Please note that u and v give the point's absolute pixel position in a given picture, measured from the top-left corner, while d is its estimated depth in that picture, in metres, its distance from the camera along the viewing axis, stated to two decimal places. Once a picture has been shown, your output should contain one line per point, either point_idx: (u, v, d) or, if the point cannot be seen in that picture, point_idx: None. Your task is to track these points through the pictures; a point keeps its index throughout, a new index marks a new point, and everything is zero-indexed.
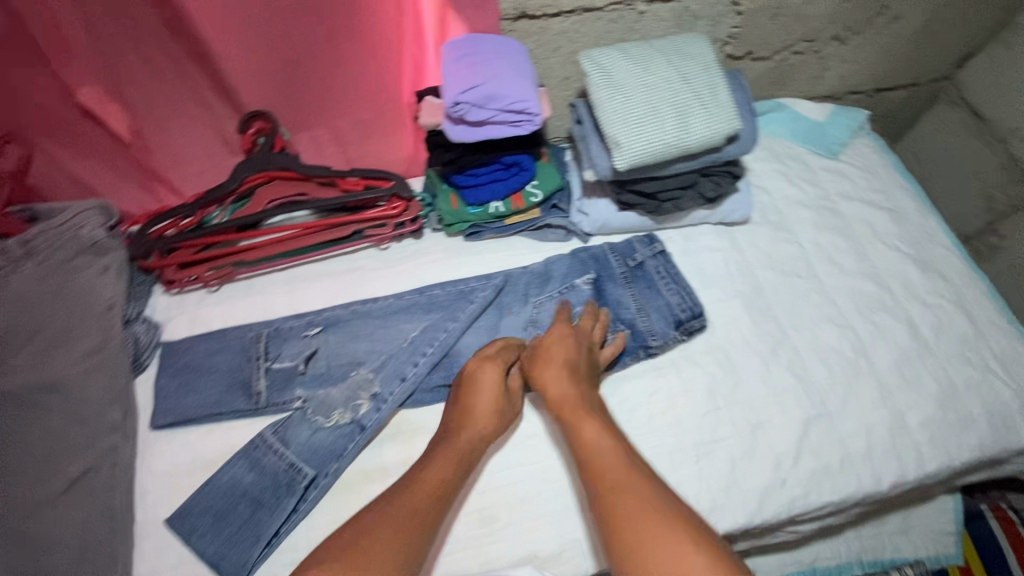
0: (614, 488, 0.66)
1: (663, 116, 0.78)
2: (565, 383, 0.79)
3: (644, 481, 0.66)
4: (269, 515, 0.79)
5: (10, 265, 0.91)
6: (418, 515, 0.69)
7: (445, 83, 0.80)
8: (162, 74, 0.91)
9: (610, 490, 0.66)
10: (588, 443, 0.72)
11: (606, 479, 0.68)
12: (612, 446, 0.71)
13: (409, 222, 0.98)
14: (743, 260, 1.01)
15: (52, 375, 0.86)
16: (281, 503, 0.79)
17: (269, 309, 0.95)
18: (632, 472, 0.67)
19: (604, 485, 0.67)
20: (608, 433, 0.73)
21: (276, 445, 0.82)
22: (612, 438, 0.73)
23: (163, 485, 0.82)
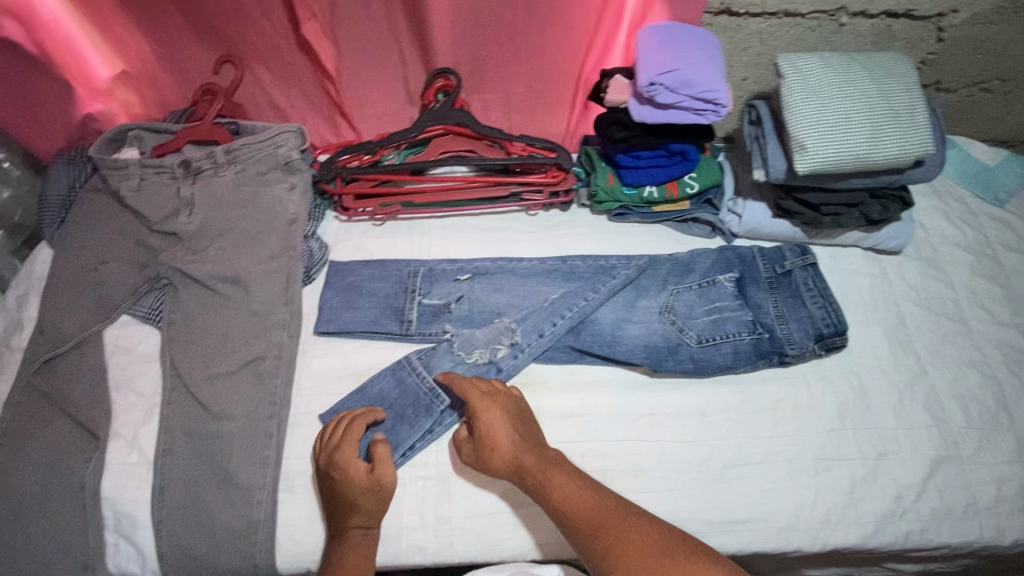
0: (615, 540, 0.70)
1: (855, 128, 0.79)
2: (512, 442, 0.80)
3: (640, 529, 0.71)
4: (407, 430, 0.87)
5: (214, 168, 1.00)
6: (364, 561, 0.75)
7: (643, 62, 0.83)
8: (373, 20, 0.99)
9: (609, 537, 0.71)
10: (569, 497, 0.76)
11: (602, 526, 0.72)
12: (591, 497, 0.76)
13: (563, 194, 1.04)
14: (889, 289, 0.99)
15: (237, 269, 0.95)
16: (418, 421, 0.87)
17: (423, 250, 1.04)
18: (624, 517, 0.73)
19: (599, 536, 0.71)
20: (576, 483, 0.77)
21: (419, 368, 0.91)
22: (586, 487, 0.77)
23: (317, 384, 0.91)
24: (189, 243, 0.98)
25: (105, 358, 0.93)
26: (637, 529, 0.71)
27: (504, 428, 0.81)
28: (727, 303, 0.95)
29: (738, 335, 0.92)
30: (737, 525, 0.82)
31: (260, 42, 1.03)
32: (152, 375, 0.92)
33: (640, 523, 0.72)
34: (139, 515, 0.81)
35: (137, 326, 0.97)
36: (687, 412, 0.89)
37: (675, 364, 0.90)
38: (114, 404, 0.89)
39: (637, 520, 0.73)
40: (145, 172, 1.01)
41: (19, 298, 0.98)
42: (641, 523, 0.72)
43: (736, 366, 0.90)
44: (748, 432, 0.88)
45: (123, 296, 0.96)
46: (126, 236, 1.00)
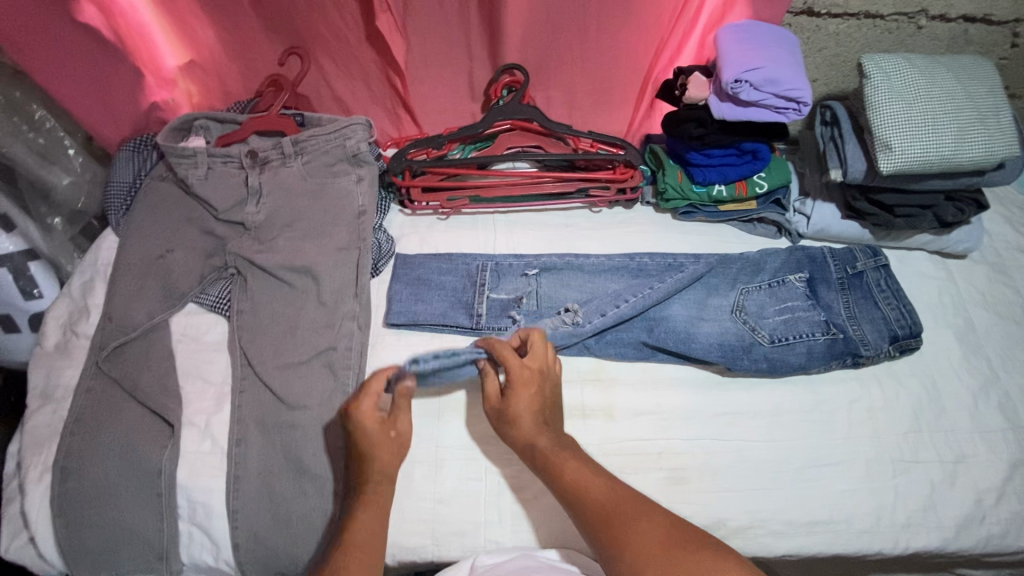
0: (625, 532, 0.68)
1: (942, 129, 0.80)
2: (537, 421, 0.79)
3: (651, 521, 0.68)
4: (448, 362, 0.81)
5: (281, 159, 1.00)
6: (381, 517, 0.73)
7: (727, 60, 0.83)
8: (444, 15, 0.99)
9: (621, 526, 0.68)
10: (582, 483, 0.74)
11: (611, 516, 0.70)
12: (602, 485, 0.74)
13: (629, 191, 1.04)
14: (957, 293, 0.99)
15: (306, 260, 0.95)
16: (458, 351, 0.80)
17: (488, 245, 1.04)
18: (635, 509, 0.70)
19: (609, 526, 0.69)
20: (589, 471, 0.76)
21: None
22: (598, 475, 0.75)
23: None
24: (256, 233, 0.98)
25: (172, 346, 0.92)
26: (649, 522, 0.68)
27: (530, 408, 0.79)
28: (799, 304, 0.94)
29: (812, 336, 0.91)
30: (816, 526, 0.81)
31: (330, 35, 1.03)
32: (220, 364, 0.91)
33: (651, 515, 0.69)
34: (214, 505, 0.80)
35: (204, 315, 0.97)
36: (760, 412, 0.89)
37: (750, 362, 0.90)
38: (184, 392, 0.88)
39: (648, 511, 0.70)
40: (212, 161, 1.00)
41: (85, 285, 0.98)
42: (652, 517, 0.69)
43: (810, 366, 0.89)
44: (824, 433, 0.87)
45: (190, 284, 0.96)
46: (192, 224, 0.99)
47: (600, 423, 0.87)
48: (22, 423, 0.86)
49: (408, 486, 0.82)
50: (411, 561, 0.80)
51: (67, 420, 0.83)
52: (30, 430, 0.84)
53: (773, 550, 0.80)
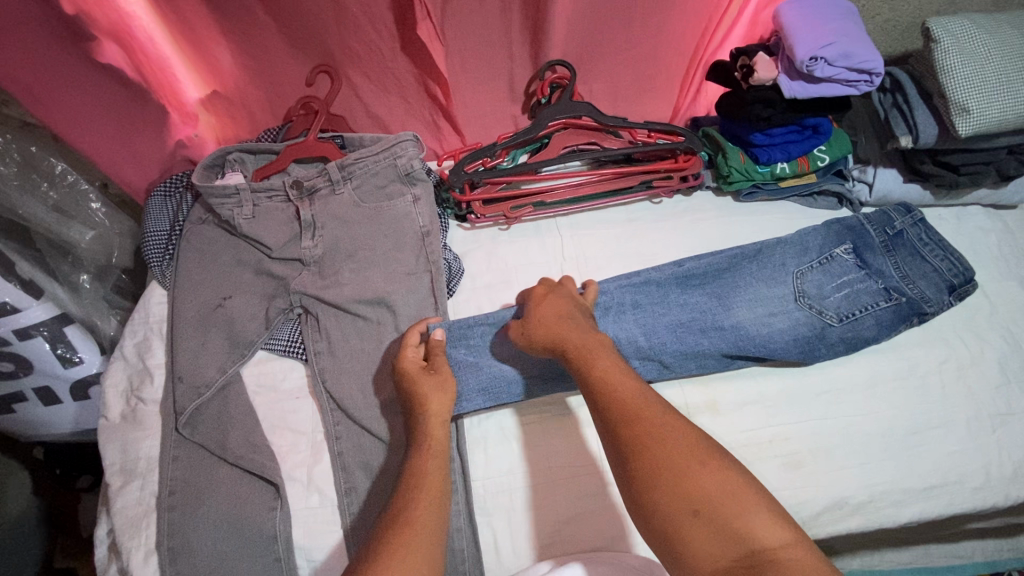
0: (646, 438, 0.57)
1: (1015, 87, 0.80)
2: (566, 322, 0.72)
3: (678, 434, 0.58)
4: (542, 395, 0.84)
5: (330, 186, 0.94)
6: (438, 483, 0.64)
7: (797, 38, 0.82)
8: (486, 15, 0.94)
9: (633, 417, 0.59)
10: (607, 379, 0.64)
11: (625, 414, 0.60)
12: (629, 387, 0.63)
13: (691, 178, 1.02)
14: (1018, 243, 1.01)
15: (378, 290, 0.90)
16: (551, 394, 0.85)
17: (557, 248, 1.01)
18: (656, 419, 0.59)
19: (624, 416, 0.60)
20: (623, 373, 0.65)
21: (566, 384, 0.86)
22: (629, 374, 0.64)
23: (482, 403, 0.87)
24: (317, 268, 0.93)
25: (250, 400, 0.87)
26: (670, 431, 0.58)
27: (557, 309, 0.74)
28: (854, 276, 0.93)
29: (875, 305, 0.91)
30: (936, 489, 0.83)
31: (362, 48, 0.97)
32: (307, 412, 0.87)
33: (670, 419, 0.59)
34: (335, 561, 0.76)
35: (275, 360, 0.91)
36: (859, 386, 0.89)
37: (827, 350, 0.88)
38: (274, 447, 0.84)
39: (672, 419, 0.59)
40: (256, 197, 0.94)
41: (140, 346, 0.91)
42: (667, 421, 0.59)
43: (882, 337, 0.89)
44: (923, 397, 0.88)
45: (256, 331, 0.90)
46: (246, 266, 0.94)
47: (707, 418, 0.86)
48: (106, 503, 0.81)
49: (531, 511, 0.81)
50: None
51: (160, 495, 0.78)
52: (119, 511, 0.78)
53: (896, 519, 0.82)
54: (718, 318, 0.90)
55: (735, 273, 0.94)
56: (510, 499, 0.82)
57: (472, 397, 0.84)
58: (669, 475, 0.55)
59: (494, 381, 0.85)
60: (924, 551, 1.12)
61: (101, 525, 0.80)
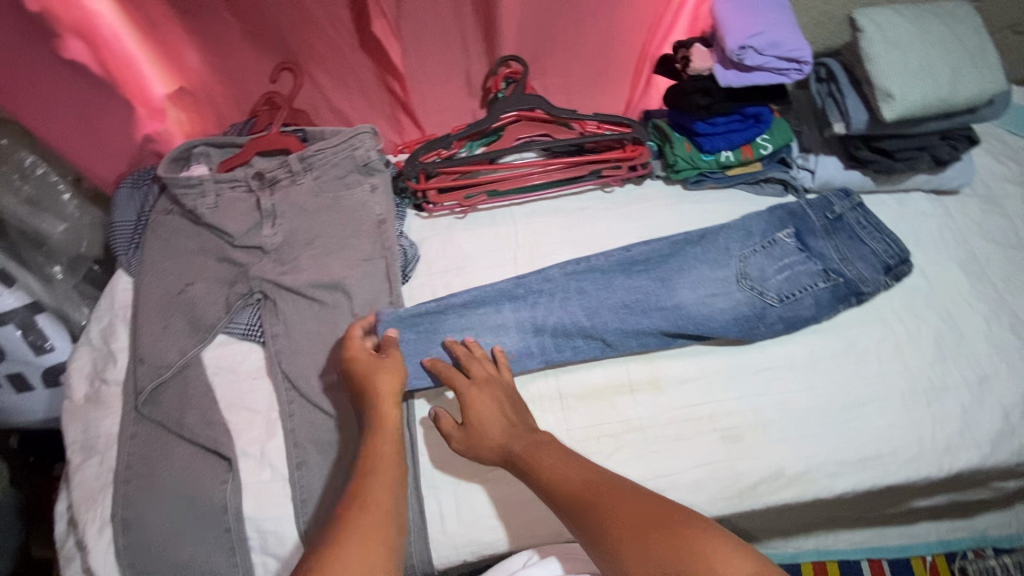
0: (600, 517, 0.63)
1: (936, 73, 0.84)
2: (501, 431, 0.79)
3: (660, 534, 0.59)
4: None
5: (290, 177, 0.98)
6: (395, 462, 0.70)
7: (728, 29, 0.86)
8: (440, 13, 0.98)
9: (588, 504, 0.66)
10: (560, 476, 0.70)
11: (620, 543, 0.60)
12: (583, 473, 0.70)
13: (640, 167, 1.06)
14: (957, 227, 1.05)
15: (333, 275, 0.94)
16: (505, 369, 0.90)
17: (511, 236, 1.04)
18: (610, 495, 0.66)
19: (583, 504, 0.66)
20: (567, 462, 0.73)
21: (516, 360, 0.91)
22: (576, 467, 0.71)
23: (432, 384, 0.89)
24: (276, 255, 0.97)
25: (209, 381, 0.91)
26: (621, 504, 0.64)
27: (486, 415, 0.81)
28: (795, 258, 0.96)
29: (814, 286, 0.94)
30: (869, 462, 0.85)
31: (322, 46, 1.01)
32: (263, 391, 0.90)
33: (651, 536, 0.59)
34: (285, 531, 0.80)
35: (235, 344, 0.95)
36: (798, 363, 0.92)
37: (766, 329, 0.91)
38: (231, 424, 0.87)
39: (623, 494, 0.66)
40: (219, 186, 0.97)
41: (105, 331, 0.95)
42: (627, 494, 0.65)
43: (820, 317, 0.92)
44: (859, 373, 0.91)
45: (217, 315, 0.94)
46: (208, 254, 0.97)
47: (648, 395, 0.90)
48: (67, 478, 0.85)
49: (475, 483, 0.84)
50: (497, 553, 0.83)
51: (117, 469, 0.81)
52: (78, 485, 0.82)
53: (830, 490, 0.85)
54: (660, 299, 0.94)
55: (679, 258, 0.97)
56: (458, 471, 0.85)
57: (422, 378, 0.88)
58: (631, 544, 0.59)
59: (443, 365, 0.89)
60: (880, 532, 1.14)
61: (61, 500, 0.83)
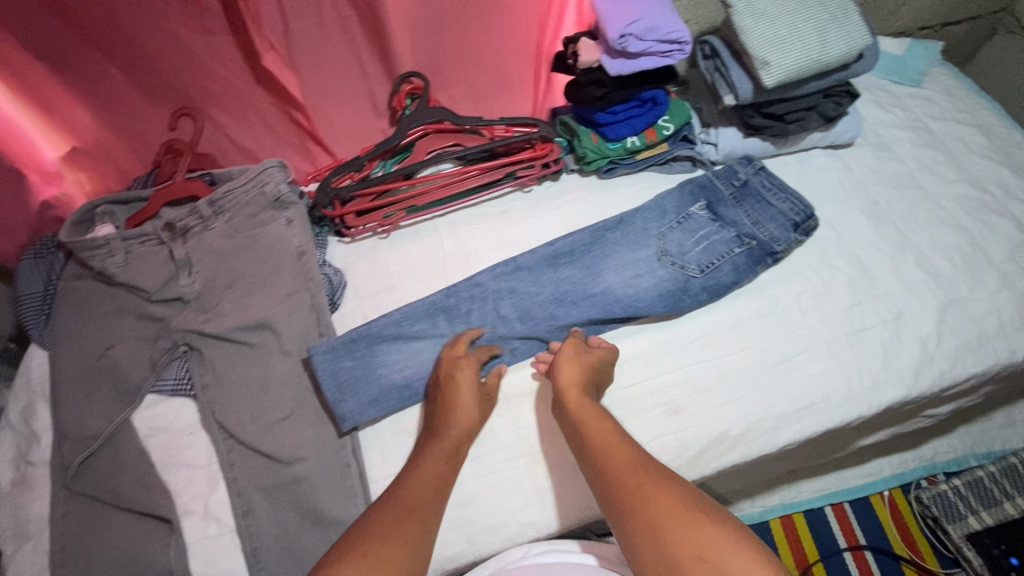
0: (644, 502, 0.68)
1: (806, 36, 0.89)
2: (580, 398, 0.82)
3: (700, 527, 0.64)
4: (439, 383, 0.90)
5: (202, 223, 0.97)
6: (433, 485, 0.76)
7: (608, 20, 0.89)
8: (330, 39, 0.98)
9: (634, 487, 0.70)
10: (612, 455, 0.75)
11: (659, 529, 0.65)
12: (633, 456, 0.74)
13: (553, 164, 1.08)
14: (856, 176, 1.11)
15: (259, 314, 0.92)
16: None
17: (437, 248, 1.03)
18: (645, 484, 0.70)
19: (621, 487, 0.71)
20: (620, 443, 0.76)
21: None
22: (630, 449, 0.75)
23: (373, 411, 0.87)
24: (198, 304, 0.94)
25: (143, 444, 0.87)
26: (664, 495, 0.68)
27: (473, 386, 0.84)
28: (709, 229, 1.00)
29: (730, 252, 0.97)
30: (805, 411, 0.89)
31: (216, 86, 1.00)
32: (200, 446, 0.87)
33: (691, 530, 0.64)
34: None
35: (165, 402, 0.91)
36: (728, 328, 0.95)
37: (691, 300, 0.94)
38: (170, 485, 0.84)
39: (664, 484, 0.70)
40: (128, 244, 0.94)
41: (25, 411, 0.91)
42: (666, 486, 0.70)
43: (741, 280, 0.96)
44: (784, 328, 0.95)
45: (142, 375, 0.90)
46: (125, 313, 0.94)
47: None
48: None
49: None
50: (460, 565, 0.82)
51: (53, 550, 0.79)
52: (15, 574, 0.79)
53: (772, 445, 0.88)
54: (587, 286, 0.96)
55: (602, 244, 1.00)
56: None
57: (364, 409, 0.86)
58: (668, 532, 0.64)
59: (385, 393, 0.88)
60: (837, 476, 1.19)
61: None
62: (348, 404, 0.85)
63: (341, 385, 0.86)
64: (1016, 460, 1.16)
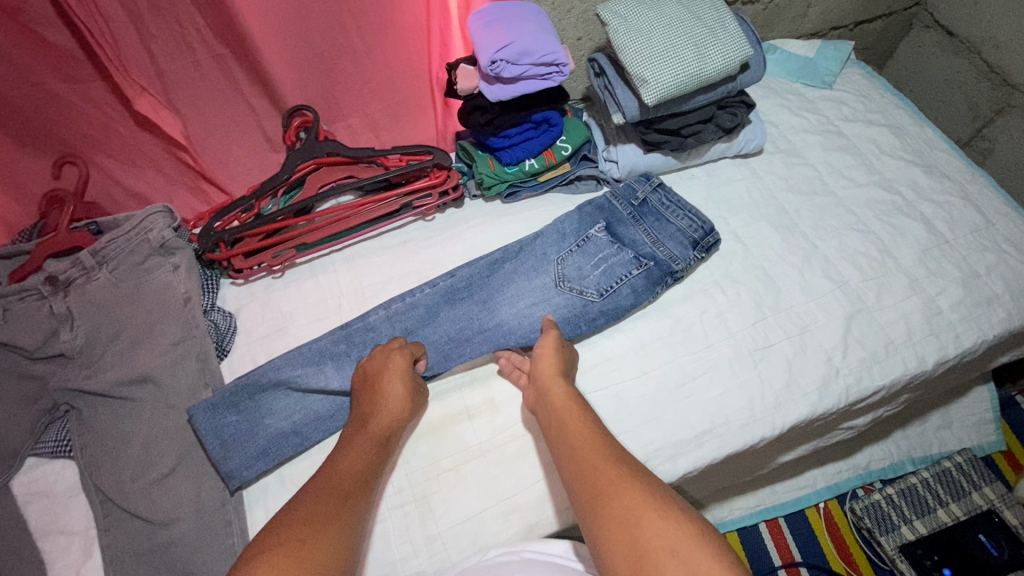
0: (609, 491, 0.64)
1: (683, 50, 0.87)
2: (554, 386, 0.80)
3: (666, 517, 0.59)
4: (331, 425, 0.88)
5: (85, 274, 0.93)
6: (363, 469, 0.74)
7: (479, 46, 0.86)
8: (208, 78, 0.96)
9: (600, 479, 0.65)
10: (579, 445, 0.71)
11: (626, 518, 0.60)
12: (599, 446, 0.70)
13: (451, 191, 1.05)
14: (765, 185, 1.09)
15: (140, 368, 0.89)
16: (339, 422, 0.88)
17: (333, 285, 1.01)
18: (619, 474, 0.65)
19: (594, 475, 0.66)
20: (590, 432, 0.73)
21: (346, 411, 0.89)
22: (599, 437, 0.72)
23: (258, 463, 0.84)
24: (81, 359, 0.91)
25: (20, 511, 0.84)
26: (630, 486, 0.63)
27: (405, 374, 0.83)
28: (608, 251, 0.98)
29: (628, 273, 0.95)
30: (707, 435, 0.86)
31: (95, 132, 0.97)
32: (79, 509, 0.84)
33: (659, 520, 0.59)
34: None
35: (47, 464, 0.88)
36: (629, 352, 0.92)
37: (588, 325, 0.92)
38: (45, 553, 0.81)
39: (631, 475, 0.65)
40: (7, 300, 0.90)
41: None
42: (633, 477, 0.65)
43: (639, 302, 0.94)
44: (686, 349, 0.92)
45: (20, 438, 0.87)
46: (4, 374, 0.89)
47: (486, 418, 0.88)
48: None
49: None
50: None
51: None
52: None
53: (674, 473, 0.85)
54: (483, 321, 0.94)
55: (499, 274, 0.98)
56: None
57: (251, 464, 0.84)
58: (636, 521, 0.59)
59: (273, 443, 0.85)
60: (770, 491, 1.15)
61: None
62: (234, 460, 0.83)
63: (226, 443, 0.84)
64: (950, 465, 1.14)
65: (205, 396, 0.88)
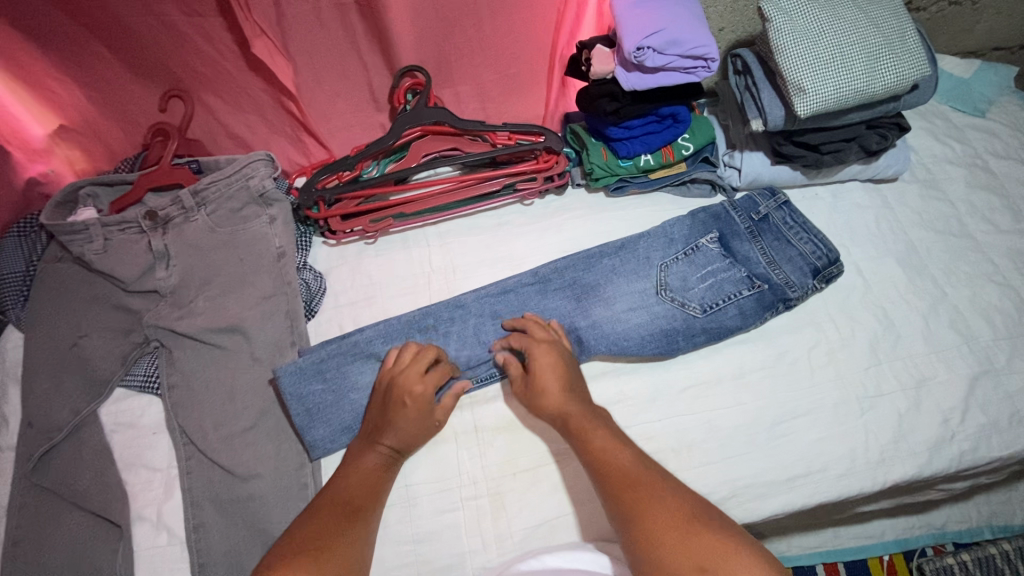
0: (649, 506, 0.65)
1: (850, 61, 0.78)
2: (558, 388, 0.78)
3: (701, 533, 0.62)
4: None
5: (183, 214, 0.91)
6: (367, 488, 0.74)
7: (625, 29, 0.79)
8: (326, 27, 0.91)
9: (636, 489, 0.67)
10: (605, 454, 0.72)
11: (658, 532, 0.63)
12: (630, 458, 0.71)
13: (557, 178, 1.00)
14: (895, 218, 0.99)
15: (231, 317, 0.88)
16: None
17: (424, 259, 0.98)
18: (653, 487, 0.67)
19: (630, 492, 0.67)
20: (616, 443, 0.73)
21: None
22: (624, 445, 0.73)
23: (337, 433, 0.84)
24: (173, 298, 0.90)
25: (106, 440, 0.87)
26: (666, 499, 0.66)
27: (420, 390, 0.79)
28: (719, 265, 0.91)
29: (738, 295, 0.89)
30: (800, 480, 0.81)
31: (206, 69, 0.94)
32: (162, 447, 0.87)
33: (696, 535, 0.61)
34: None
35: (133, 398, 0.90)
36: (726, 378, 0.87)
37: (686, 343, 0.87)
38: (129, 485, 0.84)
39: (666, 489, 0.67)
40: (108, 230, 0.89)
41: None
42: (667, 490, 0.67)
43: (746, 326, 0.88)
44: (788, 385, 0.86)
45: (111, 368, 0.89)
46: (101, 303, 0.90)
47: None
48: None
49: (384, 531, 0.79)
50: None
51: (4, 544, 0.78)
52: None
53: (760, 512, 0.80)
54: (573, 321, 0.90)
55: (597, 271, 0.93)
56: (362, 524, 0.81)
57: (335, 438, 0.84)
58: (666, 538, 0.62)
59: (355, 416, 0.85)
60: (833, 534, 1.11)
61: None
62: (318, 431, 0.83)
63: (309, 410, 0.83)
64: None
65: (291, 356, 0.87)
